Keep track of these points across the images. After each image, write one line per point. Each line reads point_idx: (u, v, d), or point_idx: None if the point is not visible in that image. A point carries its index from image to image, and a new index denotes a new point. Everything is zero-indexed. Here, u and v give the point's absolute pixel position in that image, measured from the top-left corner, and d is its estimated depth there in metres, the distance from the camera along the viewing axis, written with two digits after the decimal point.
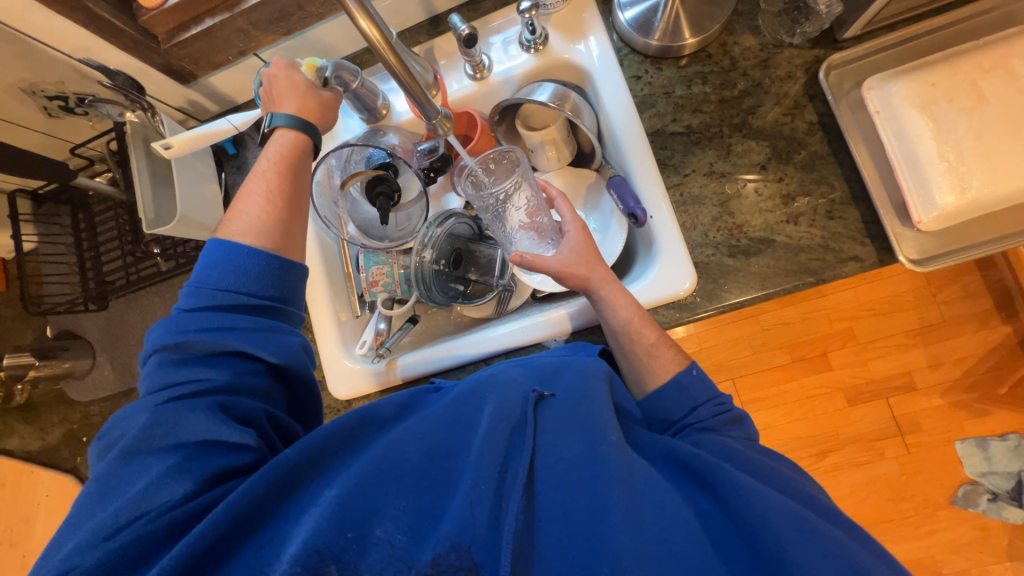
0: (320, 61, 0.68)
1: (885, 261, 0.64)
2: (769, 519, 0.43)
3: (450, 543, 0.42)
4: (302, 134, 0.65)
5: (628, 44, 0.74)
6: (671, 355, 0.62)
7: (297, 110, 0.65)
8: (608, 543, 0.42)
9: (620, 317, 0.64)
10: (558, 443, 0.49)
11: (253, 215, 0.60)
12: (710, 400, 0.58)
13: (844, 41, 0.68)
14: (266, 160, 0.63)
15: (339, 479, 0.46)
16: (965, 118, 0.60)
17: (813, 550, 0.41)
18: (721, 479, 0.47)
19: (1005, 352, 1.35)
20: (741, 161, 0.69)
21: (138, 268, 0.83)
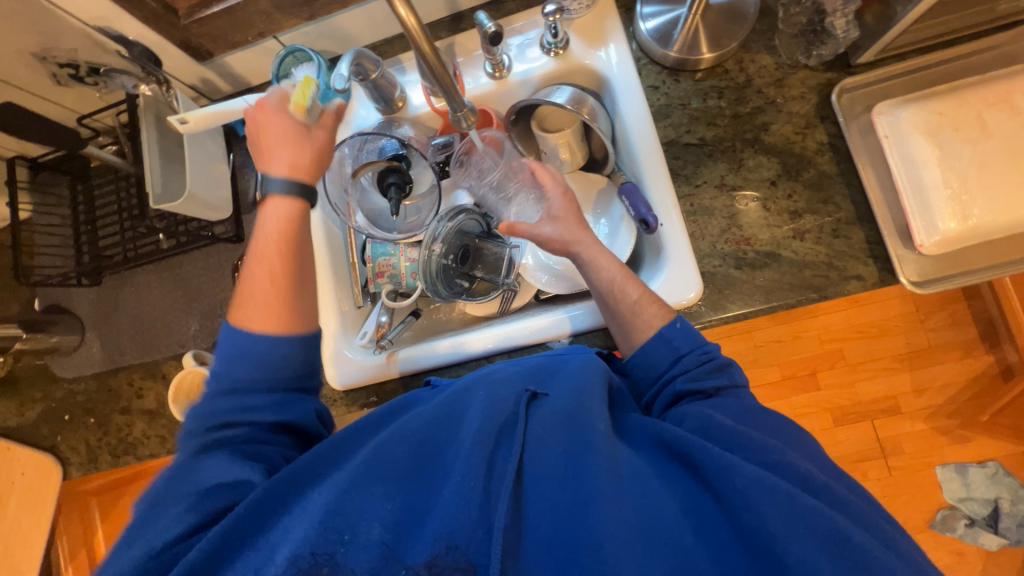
0: (307, 99, 0.63)
1: (886, 282, 0.65)
2: (749, 495, 0.42)
3: (447, 544, 0.43)
4: (301, 199, 0.60)
5: (647, 54, 0.76)
6: (656, 309, 0.61)
7: (290, 167, 0.60)
8: (597, 533, 0.42)
9: (603, 278, 0.65)
10: (545, 437, 0.49)
11: (261, 296, 0.56)
12: (694, 349, 0.58)
13: (857, 67, 0.69)
14: (266, 238, 0.58)
15: (327, 485, 0.47)
16: (969, 147, 0.62)
17: (793, 523, 0.40)
18: (703, 457, 0.46)
19: (987, 381, 1.38)
20: (752, 176, 0.70)
21: (136, 244, 0.82)
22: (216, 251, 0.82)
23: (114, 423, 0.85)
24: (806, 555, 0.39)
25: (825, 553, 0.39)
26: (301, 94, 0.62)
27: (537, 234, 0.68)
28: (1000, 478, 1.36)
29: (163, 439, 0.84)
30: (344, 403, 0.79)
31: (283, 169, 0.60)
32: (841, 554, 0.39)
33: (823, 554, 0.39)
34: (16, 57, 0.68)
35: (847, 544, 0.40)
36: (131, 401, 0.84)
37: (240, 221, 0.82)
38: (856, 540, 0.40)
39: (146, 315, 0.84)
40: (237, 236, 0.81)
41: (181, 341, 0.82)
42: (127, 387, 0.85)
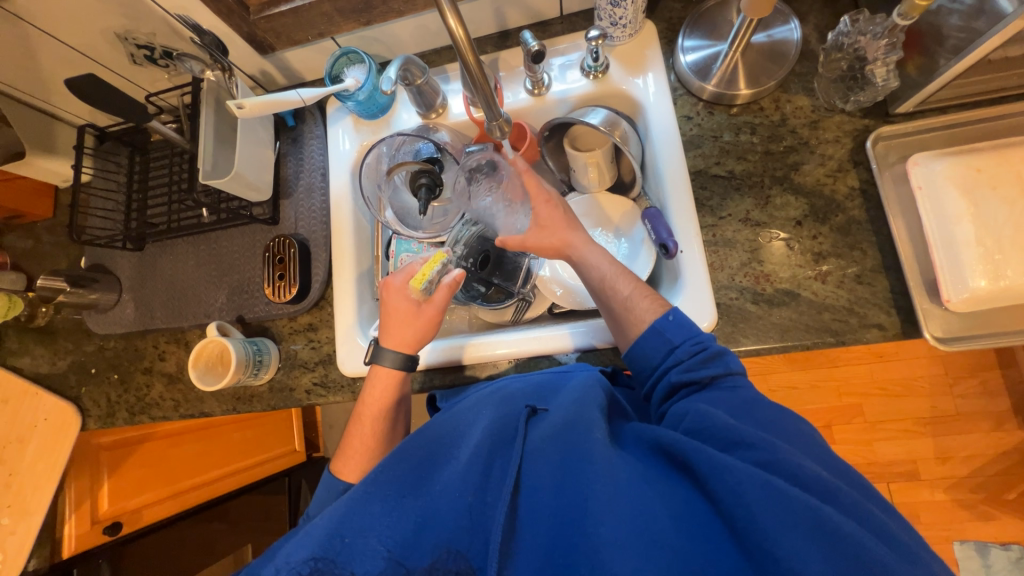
0: (423, 279, 0.72)
1: (908, 335, 0.64)
2: (741, 493, 0.41)
3: (449, 551, 0.46)
4: (401, 370, 0.72)
5: (685, 85, 0.77)
6: (649, 302, 0.62)
7: (398, 342, 0.72)
8: (590, 538, 0.42)
9: (596, 272, 0.67)
10: (543, 448, 0.50)
11: (360, 441, 0.71)
12: (687, 340, 0.57)
13: (895, 116, 0.69)
14: (367, 404, 0.71)
15: (333, 506, 0.49)
16: (1007, 206, 0.61)
17: (784, 517, 0.39)
18: (697, 458, 0.44)
19: (1018, 458, 1.30)
20: (778, 214, 0.70)
21: (180, 216, 0.87)
22: (251, 231, 0.86)
23: (136, 381, 0.90)
24: (800, 551, 0.38)
25: (817, 547, 0.38)
26: (423, 272, 0.73)
27: (529, 244, 0.72)
28: None
29: (176, 403, 0.87)
30: (351, 390, 0.81)
31: (396, 344, 0.72)
32: (838, 552, 0.38)
33: (815, 546, 0.38)
34: (101, 36, 0.75)
35: (839, 536, 0.38)
36: (153, 362, 0.90)
37: (278, 206, 0.86)
38: (843, 530, 0.38)
39: (178, 283, 0.88)
40: (272, 219, 0.85)
41: (207, 312, 0.86)
42: (152, 349, 0.90)
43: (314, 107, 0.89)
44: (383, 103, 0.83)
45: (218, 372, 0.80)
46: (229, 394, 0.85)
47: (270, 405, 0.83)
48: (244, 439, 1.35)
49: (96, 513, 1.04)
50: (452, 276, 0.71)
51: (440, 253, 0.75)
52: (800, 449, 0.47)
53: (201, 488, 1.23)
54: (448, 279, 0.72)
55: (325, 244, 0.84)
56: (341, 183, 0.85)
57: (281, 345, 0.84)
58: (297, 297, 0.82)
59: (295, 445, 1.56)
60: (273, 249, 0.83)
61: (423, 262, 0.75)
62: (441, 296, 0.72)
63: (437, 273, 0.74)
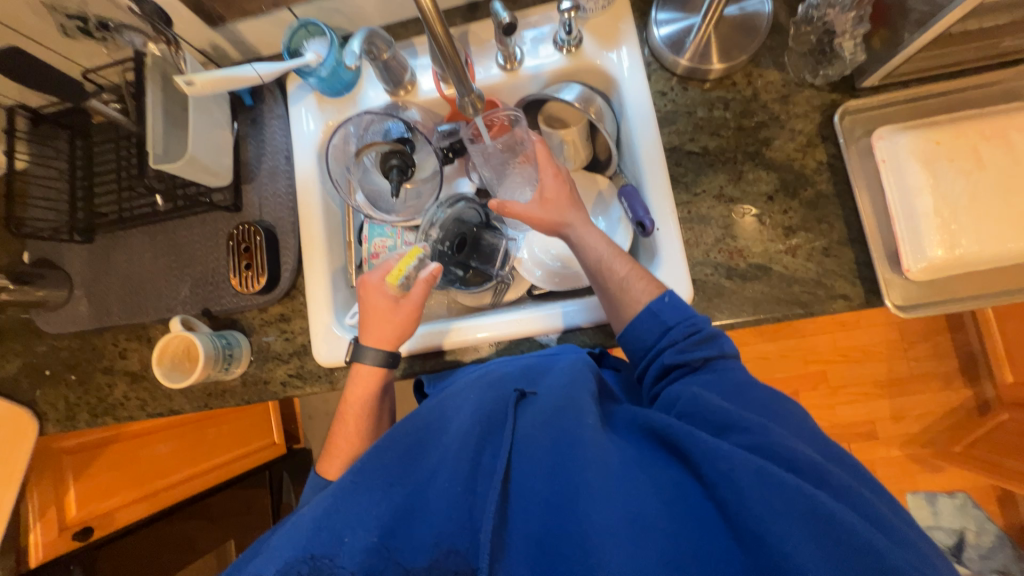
0: (399, 275, 0.70)
1: (872, 304, 0.67)
2: (734, 478, 0.42)
3: (443, 548, 0.45)
4: (383, 368, 0.70)
5: (659, 60, 0.76)
6: (643, 286, 0.63)
7: (376, 341, 0.70)
8: (582, 525, 0.43)
9: (594, 253, 0.67)
10: (535, 433, 0.51)
11: (346, 434, 0.70)
12: (682, 322, 0.58)
13: (860, 90, 0.70)
14: (350, 402, 0.70)
15: (320, 498, 0.49)
16: (962, 178, 0.63)
17: (777, 504, 0.40)
18: (690, 443, 0.45)
19: (963, 413, 1.41)
20: (750, 189, 0.71)
21: (132, 204, 0.81)
22: (212, 219, 0.82)
23: (96, 381, 0.85)
24: (792, 535, 0.38)
25: (811, 532, 0.39)
26: (399, 268, 0.71)
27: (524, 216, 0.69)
28: (968, 509, 1.39)
29: (143, 402, 0.83)
30: (328, 379, 0.79)
31: (376, 342, 0.70)
32: (832, 538, 0.38)
33: (808, 531, 0.39)
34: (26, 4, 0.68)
35: (833, 523, 0.39)
36: (114, 361, 0.85)
37: (239, 191, 0.81)
38: (839, 517, 0.39)
39: (135, 277, 0.83)
40: (234, 205, 0.80)
41: (170, 306, 0.81)
42: (111, 347, 0.85)
43: (273, 84, 0.84)
44: (347, 79, 0.79)
45: (186, 368, 0.77)
46: (199, 390, 0.82)
47: (244, 399, 0.81)
48: (220, 434, 1.32)
49: (64, 518, 1.00)
50: (428, 271, 0.71)
51: (416, 249, 0.73)
52: (783, 425, 0.49)
53: (174, 488, 1.19)
54: (425, 274, 0.71)
55: (293, 231, 0.80)
56: (307, 165, 0.81)
57: (252, 337, 0.81)
58: (266, 287, 0.78)
59: (274, 437, 1.53)
60: (238, 237, 0.79)
61: (399, 258, 0.73)
62: (418, 292, 0.71)
63: (413, 269, 0.72)
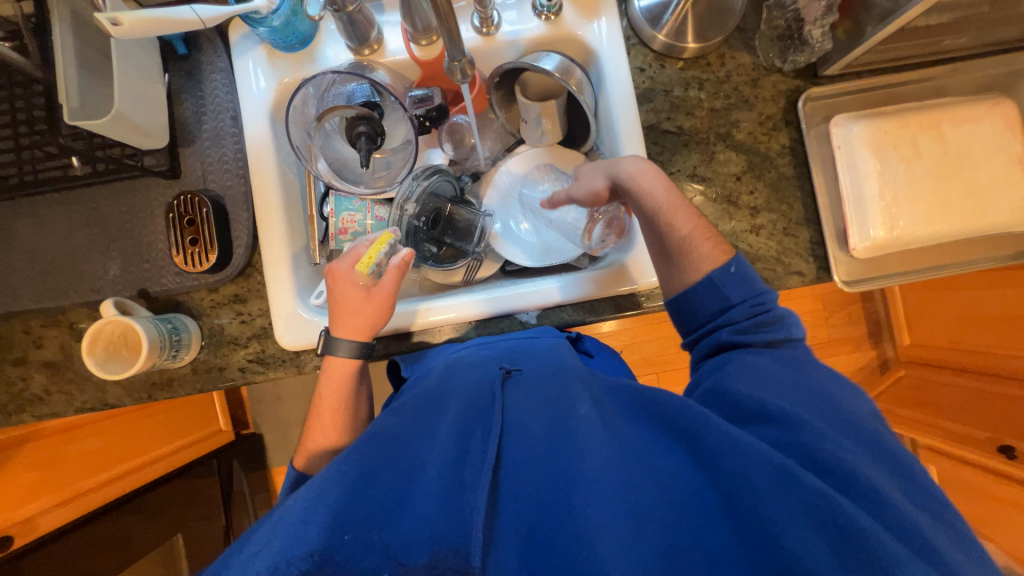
0: (371, 262, 0.66)
1: (822, 279, 0.73)
2: (748, 473, 0.43)
3: (446, 545, 0.43)
4: (357, 359, 0.67)
5: (637, 34, 0.76)
6: (706, 248, 0.61)
7: (349, 331, 0.66)
8: (578, 519, 0.43)
9: (656, 201, 0.62)
10: (538, 420, 0.51)
11: (324, 419, 0.67)
12: (745, 299, 0.58)
13: (821, 78, 0.75)
14: (324, 396, 0.66)
15: (307, 488, 0.46)
16: (903, 165, 0.70)
17: (787, 498, 0.42)
18: (709, 435, 0.47)
19: (869, 371, 1.62)
20: (721, 170, 0.74)
21: (37, 166, 0.68)
22: (144, 187, 0.71)
23: (5, 375, 0.73)
24: (793, 528, 0.41)
25: (806, 518, 0.42)
26: (371, 253, 0.67)
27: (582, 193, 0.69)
28: None
29: (68, 397, 0.73)
30: (294, 363, 0.73)
31: (348, 333, 0.66)
32: (826, 522, 0.41)
33: (806, 519, 0.41)
34: None
35: (837, 515, 0.41)
36: (28, 351, 0.73)
37: (176, 155, 0.71)
38: (837, 504, 0.41)
39: (48, 254, 0.71)
40: (171, 170, 0.71)
41: (96, 288, 0.71)
42: (22, 336, 0.73)
43: (211, 32, 0.73)
44: (304, 32, 0.70)
45: (125, 357, 0.69)
46: (140, 381, 0.73)
47: (195, 388, 0.73)
48: (158, 424, 1.22)
49: None
50: (401, 258, 0.68)
51: (388, 234, 0.70)
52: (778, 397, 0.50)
53: (104, 488, 1.08)
54: (397, 262, 0.68)
55: (245, 202, 0.72)
56: (258, 128, 0.72)
57: (201, 321, 0.74)
58: (216, 265, 0.70)
59: (220, 424, 1.44)
60: (178, 210, 0.70)
61: (369, 244, 0.69)
62: (389, 280, 0.67)
63: (384, 255, 0.69)
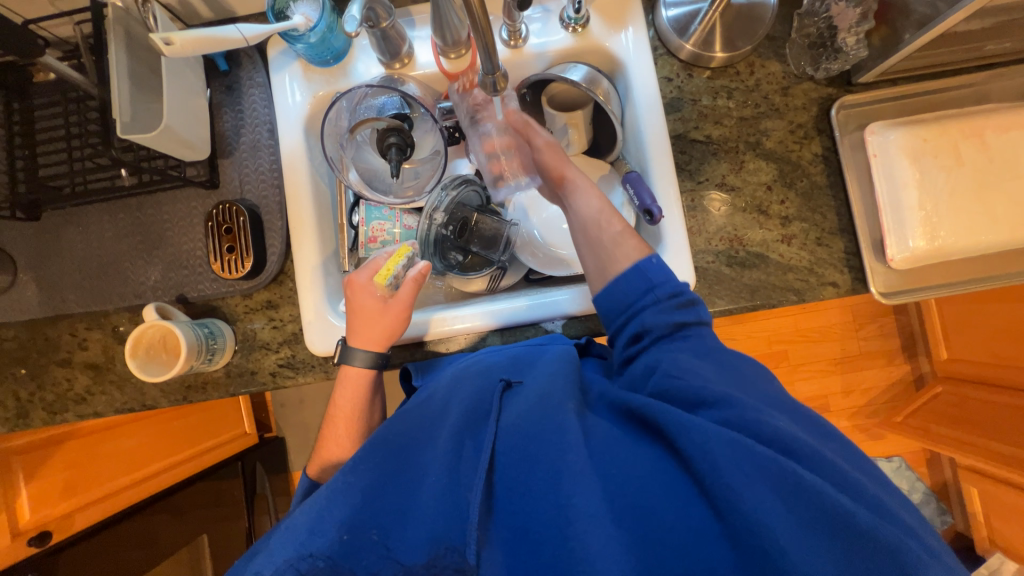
0: (388, 275, 0.67)
1: (857, 290, 0.71)
2: (710, 451, 0.42)
3: (443, 542, 0.44)
4: (371, 370, 0.68)
5: (664, 44, 0.76)
6: (636, 243, 0.61)
7: (363, 340, 0.67)
8: (562, 509, 0.43)
9: (591, 206, 0.65)
10: (514, 415, 0.50)
11: (350, 425, 0.67)
12: (667, 282, 0.57)
13: (855, 85, 0.73)
14: (340, 405, 0.67)
15: (309, 502, 0.47)
16: (944, 174, 0.68)
17: (749, 473, 0.41)
18: (667, 419, 0.46)
19: (902, 387, 1.56)
20: (750, 179, 0.73)
21: (87, 177, 0.72)
22: (186, 197, 0.74)
23: (52, 375, 0.77)
24: (772, 511, 0.40)
25: (782, 500, 0.41)
26: (388, 265, 0.68)
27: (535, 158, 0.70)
28: (903, 472, 1.56)
29: (109, 398, 0.76)
30: (323, 368, 0.75)
31: (363, 343, 0.67)
32: (803, 504, 0.41)
33: (778, 497, 0.41)
34: None
35: (808, 492, 0.41)
36: (73, 352, 0.77)
37: (216, 166, 0.75)
38: (807, 481, 0.41)
39: (95, 260, 0.75)
40: (210, 181, 0.74)
41: (138, 292, 0.74)
42: (68, 338, 0.77)
43: (251, 49, 0.77)
44: (338, 47, 0.73)
45: (164, 360, 0.71)
46: (176, 384, 0.76)
47: (228, 392, 0.76)
48: (191, 426, 1.26)
49: (17, 524, 0.88)
50: (417, 270, 0.69)
51: (407, 246, 0.71)
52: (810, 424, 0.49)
53: (135, 487, 1.11)
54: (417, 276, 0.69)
55: (280, 212, 0.75)
56: (293, 141, 0.74)
57: (235, 326, 0.76)
58: (251, 272, 0.73)
59: (244, 428, 1.47)
60: (217, 219, 0.73)
61: (388, 255, 0.70)
62: (407, 293, 0.68)
63: (402, 268, 0.70)
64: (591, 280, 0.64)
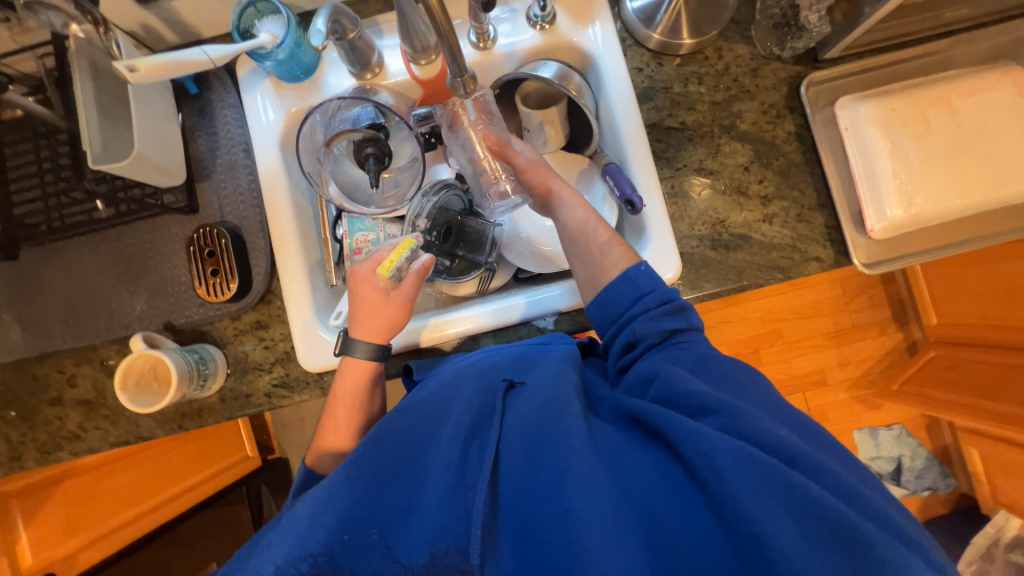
0: (391, 266, 0.66)
1: (841, 263, 0.72)
2: (713, 458, 0.43)
3: (443, 545, 0.44)
4: (373, 361, 0.67)
5: (632, 35, 0.77)
6: (622, 252, 0.62)
7: (366, 333, 0.67)
8: (565, 512, 0.44)
9: (578, 217, 0.66)
10: (518, 420, 0.51)
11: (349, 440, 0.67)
12: (656, 290, 0.58)
13: (822, 62, 0.74)
14: (339, 395, 0.65)
15: (310, 495, 0.46)
16: (915, 142, 0.69)
17: (756, 485, 0.41)
18: (670, 426, 0.47)
19: (896, 355, 1.58)
20: (727, 161, 0.74)
21: (64, 212, 0.71)
22: (166, 223, 0.74)
23: (43, 414, 0.76)
24: (775, 517, 0.40)
25: (786, 507, 0.40)
26: (393, 257, 0.67)
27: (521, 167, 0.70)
28: (904, 438, 1.58)
29: (104, 432, 0.75)
30: (318, 385, 0.74)
31: (366, 335, 0.67)
32: (808, 512, 0.40)
33: (783, 509, 0.40)
34: None
35: (812, 502, 0.40)
36: (63, 390, 0.76)
37: (194, 190, 0.74)
38: (810, 491, 0.41)
39: (78, 294, 0.74)
40: (189, 206, 0.73)
41: (125, 323, 0.73)
42: (57, 375, 0.76)
43: (220, 70, 0.76)
44: (308, 62, 0.73)
45: (155, 390, 0.70)
46: (171, 413, 0.75)
47: (224, 416, 0.75)
48: (188, 454, 1.22)
49: (18, 567, 0.89)
50: (422, 262, 0.68)
51: (410, 238, 0.69)
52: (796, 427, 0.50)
53: (124, 528, 1.08)
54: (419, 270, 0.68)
55: (262, 231, 0.74)
56: (270, 159, 0.74)
57: (226, 349, 0.75)
58: (237, 294, 0.72)
59: (247, 451, 1.43)
60: (199, 243, 0.73)
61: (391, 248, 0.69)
62: (410, 283, 0.68)
63: (405, 260, 0.68)
64: (584, 289, 0.65)
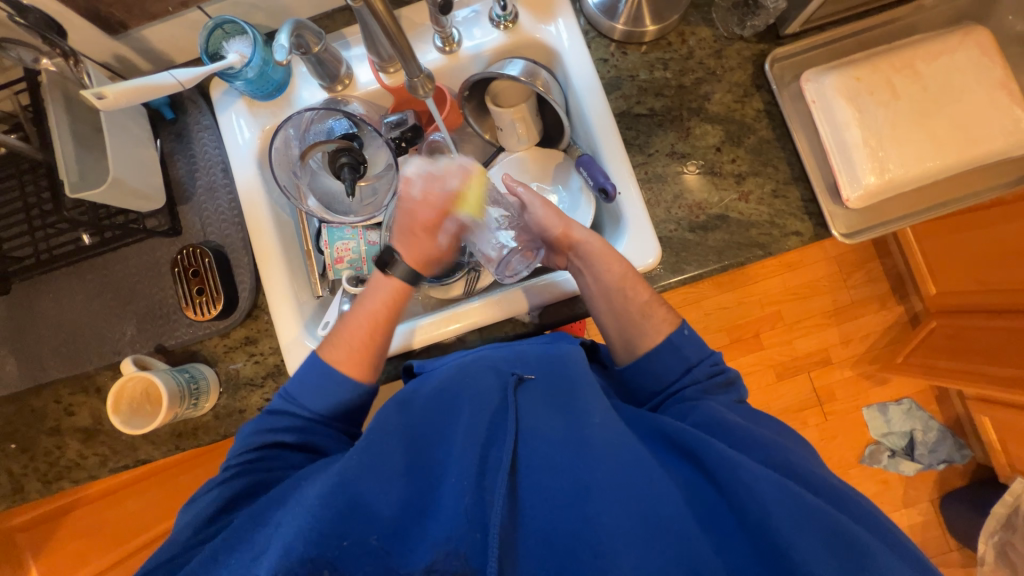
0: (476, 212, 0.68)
1: (821, 235, 0.72)
2: (755, 488, 0.45)
3: (447, 549, 0.43)
4: (407, 284, 0.67)
5: (595, 27, 0.78)
6: (662, 313, 0.65)
7: (409, 260, 0.67)
8: (590, 523, 0.45)
9: (612, 274, 0.65)
10: (538, 425, 0.52)
11: None
12: (705, 361, 0.62)
13: (784, 38, 0.75)
14: (372, 308, 0.65)
15: (316, 485, 0.47)
16: (883, 109, 0.69)
17: (795, 515, 0.44)
18: (709, 453, 0.49)
19: (899, 329, 1.56)
20: (699, 143, 0.74)
21: (51, 243, 0.73)
22: (150, 248, 0.75)
23: (43, 444, 0.77)
24: (803, 545, 0.43)
25: (814, 534, 0.43)
26: (477, 198, 0.68)
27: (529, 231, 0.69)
28: (914, 412, 1.56)
29: (103, 459, 0.76)
30: None
31: (409, 261, 0.67)
32: (838, 543, 0.43)
33: (807, 528, 0.43)
34: None
35: (841, 536, 0.44)
36: (60, 419, 0.76)
37: (176, 213, 0.75)
38: (840, 527, 0.44)
39: (69, 323, 0.75)
40: (172, 228, 0.75)
41: (116, 349, 0.74)
42: (53, 405, 0.77)
43: (194, 94, 0.78)
44: (278, 79, 0.74)
45: (148, 412, 0.71)
46: (166, 434, 0.75)
47: (220, 433, 0.75)
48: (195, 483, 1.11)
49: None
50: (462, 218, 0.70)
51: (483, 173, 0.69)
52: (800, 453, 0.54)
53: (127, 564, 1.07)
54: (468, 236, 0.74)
55: (245, 248, 0.75)
56: (247, 176, 0.75)
57: (217, 367, 0.76)
58: (223, 311, 0.73)
59: None
60: (183, 263, 0.74)
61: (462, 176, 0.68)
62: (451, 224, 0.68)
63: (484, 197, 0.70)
64: (616, 348, 0.67)
